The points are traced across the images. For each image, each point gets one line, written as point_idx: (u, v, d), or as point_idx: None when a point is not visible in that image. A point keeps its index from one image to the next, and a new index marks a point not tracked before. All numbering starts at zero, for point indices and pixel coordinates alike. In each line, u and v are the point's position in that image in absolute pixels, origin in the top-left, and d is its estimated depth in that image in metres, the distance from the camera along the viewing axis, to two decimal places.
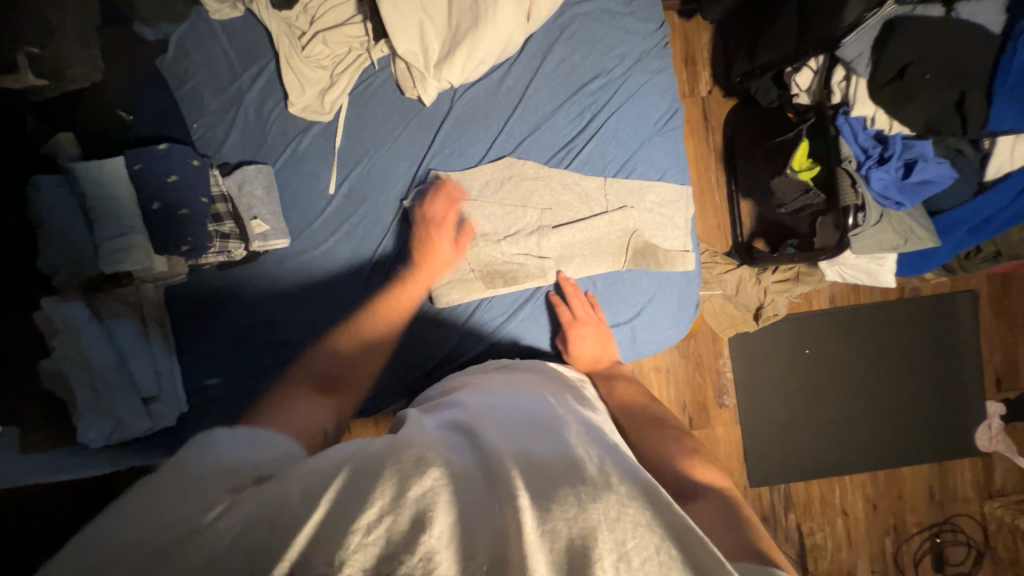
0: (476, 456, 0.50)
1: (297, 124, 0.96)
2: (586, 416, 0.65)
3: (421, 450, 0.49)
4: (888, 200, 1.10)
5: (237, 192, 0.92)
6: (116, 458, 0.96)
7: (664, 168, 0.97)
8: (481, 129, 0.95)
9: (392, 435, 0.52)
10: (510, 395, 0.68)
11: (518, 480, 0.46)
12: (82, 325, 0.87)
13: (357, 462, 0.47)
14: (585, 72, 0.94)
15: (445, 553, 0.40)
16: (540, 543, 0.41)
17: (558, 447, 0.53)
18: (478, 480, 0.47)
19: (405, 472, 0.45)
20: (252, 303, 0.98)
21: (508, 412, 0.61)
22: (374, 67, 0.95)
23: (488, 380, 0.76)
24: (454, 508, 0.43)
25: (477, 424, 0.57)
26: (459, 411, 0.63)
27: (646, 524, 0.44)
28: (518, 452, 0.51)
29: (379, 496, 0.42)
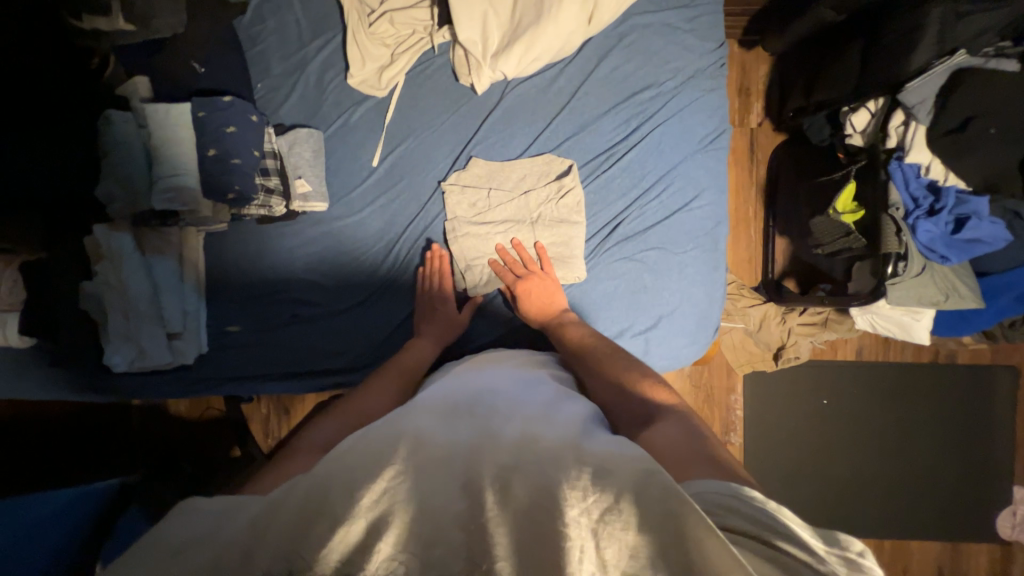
0: (445, 441, 0.52)
1: (353, 96, 1.00)
2: (561, 396, 0.67)
3: (385, 442, 0.51)
4: (933, 253, 1.06)
5: (287, 151, 0.97)
6: (136, 387, 1.01)
7: (703, 186, 0.96)
8: (527, 123, 0.97)
9: (359, 435, 0.54)
10: (487, 384, 0.70)
11: (482, 465, 0.48)
12: (127, 254, 0.93)
13: (312, 476, 0.46)
14: (637, 82, 0.95)
15: (408, 548, 0.41)
16: (505, 515, 0.42)
17: (526, 425, 0.55)
18: (443, 463, 0.48)
19: (362, 474, 0.45)
20: (283, 260, 1.01)
21: (481, 401, 0.63)
22: (434, 52, 0.99)
23: (467, 371, 0.77)
24: (418, 496, 0.44)
25: (447, 416, 0.58)
26: (431, 399, 0.64)
27: (606, 481, 0.45)
28: (486, 439, 0.52)
29: (333, 511, 0.42)
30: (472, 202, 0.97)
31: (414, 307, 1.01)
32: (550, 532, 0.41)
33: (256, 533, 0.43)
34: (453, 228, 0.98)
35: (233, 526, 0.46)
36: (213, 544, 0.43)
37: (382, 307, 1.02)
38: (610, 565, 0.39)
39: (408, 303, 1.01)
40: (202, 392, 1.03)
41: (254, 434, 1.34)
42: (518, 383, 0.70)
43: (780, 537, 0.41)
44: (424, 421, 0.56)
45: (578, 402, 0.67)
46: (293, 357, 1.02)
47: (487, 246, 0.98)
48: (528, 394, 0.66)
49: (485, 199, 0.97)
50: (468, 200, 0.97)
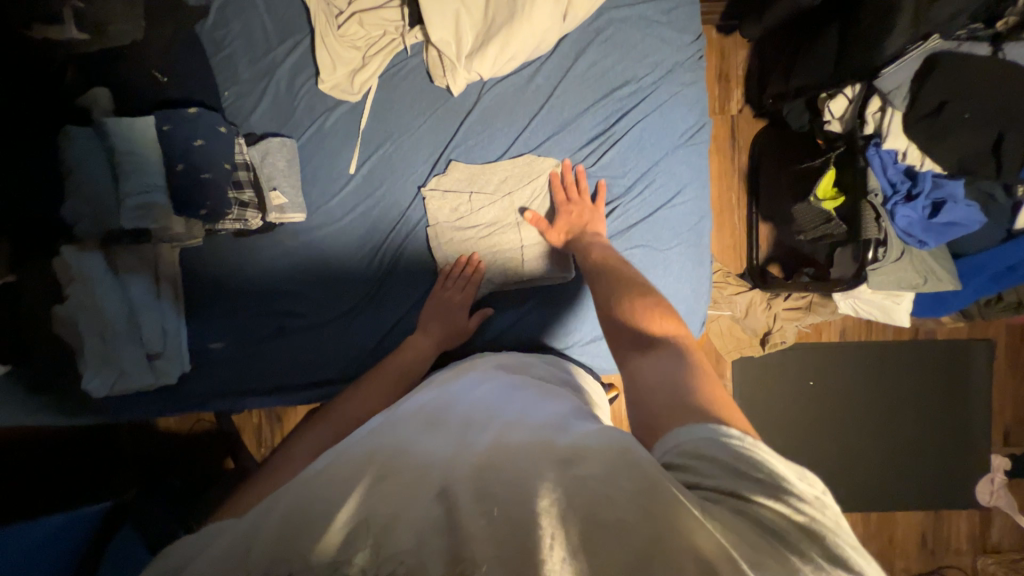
0: (418, 452, 0.50)
1: (325, 101, 0.97)
2: (545, 400, 0.66)
3: (359, 459, 0.50)
4: (911, 237, 1.08)
5: (260, 162, 0.94)
6: (119, 409, 0.99)
7: (686, 181, 0.95)
8: (506, 124, 0.95)
9: (337, 452, 0.53)
10: (469, 393, 0.68)
11: (453, 469, 0.46)
12: (99, 275, 0.89)
13: (296, 490, 0.46)
14: (615, 78, 0.93)
15: (383, 550, 0.39)
16: (476, 510, 0.41)
17: (504, 429, 0.54)
18: (417, 469, 0.47)
19: (337, 493, 0.44)
20: (262, 273, 0.99)
21: (461, 411, 0.62)
22: (406, 53, 0.96)
23: (451, 381, 0.76)
24: (387, 507, 0.42)
25: (425, 426, 0.57)
26: (410, 411, 0.63)
27: (578, 472, 0.43)
28: (460, 446, 0.51)
29: (314, 523, 0.42)
30: (454, 206, 0.96)
31: (399, 314, 1.00)
32: (523, 521, 0.40)
33: (247, 546, 0.42)
34: (436, 233, 0.96)
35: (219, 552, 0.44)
36: (215, 552, 0.43)
37: (368, 316, 1.00)
38: (583, 552, 0.38)
39: (394, 312, 1.00)
40: (188, 411, 1.01)
41: (247, 445, 1.33)
42: (502, 391, 0.69)
43: (758, 494, 0.41)
44: (398, 434, 0.55)
45: (563, 403, 0.66)
46: (278, 369, 1.01)
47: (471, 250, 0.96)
48: (509, 401, 0.65)
49: (467, 203, 0.95)
50: (450, 205, 0.96)
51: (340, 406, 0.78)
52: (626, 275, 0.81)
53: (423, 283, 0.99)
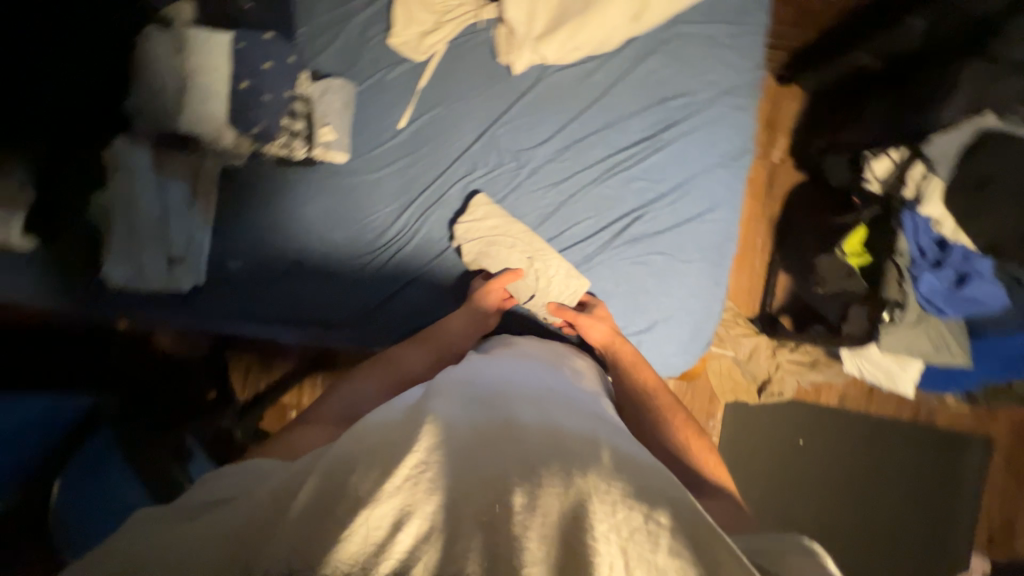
0: (468, 425, 0.51)
1: (390, 55, 0.98)
2: (582, 396, 0.67)
3: (406, 430, 0.49)
4: (931, 305, 1.08)
5: (318, 98, 0.96)
6: (129, 305, 1.01)
7: (719, 201, 0.95)
8: (557, 112, 0.95)
9: (379, 420, 0.52)
10: (509, 372, 0.69)
11: (508, 457, 0.47)
12: (142, 171, 0.93)
13: (334, 457, 0.46)
14: (672, 88, 0.94)
15: (430, 542, 0.41)
16: (531, 518, 0.42)
17: (551, 420, 0.54)
18: (466, 452, 0.47)
19: (382, 467, 0.44)
20: (292, 207, 1.00)
21: (506, 388, 0.62)
22: (478, 26, 0.98)
23: (485, 355, 0.77)
24: (439, 487, 0.43)
25: (470, 401, 0.57)
26: (448, 381, 0.63)
27: (634, 495, 0.44)
28: (511, 429, 0.52)
29: (358, 496, 0.42)
30: (491, 179, 0.97)
31: (416, 272, 1.01)
32: (578, 543, 0.40)
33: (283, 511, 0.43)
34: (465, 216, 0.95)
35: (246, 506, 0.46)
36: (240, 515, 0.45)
37: (384, 271, 1.01)
38: None
39: (411, 270, 1.01)
40: (191, 322, 1.03)
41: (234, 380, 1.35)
42: (541, 377, 0.69)
43: None
44: (448, 400, 0.56)
45: (600, 405, 0.68)
46: (285, 304, 1.02)
47: (485, 248, 0.95)
48: (548, 389, 0.65)
49: (495, 229, 0.95)
50: (485, 178, 0.97)
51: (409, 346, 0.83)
52: (675, 406, 0.79)
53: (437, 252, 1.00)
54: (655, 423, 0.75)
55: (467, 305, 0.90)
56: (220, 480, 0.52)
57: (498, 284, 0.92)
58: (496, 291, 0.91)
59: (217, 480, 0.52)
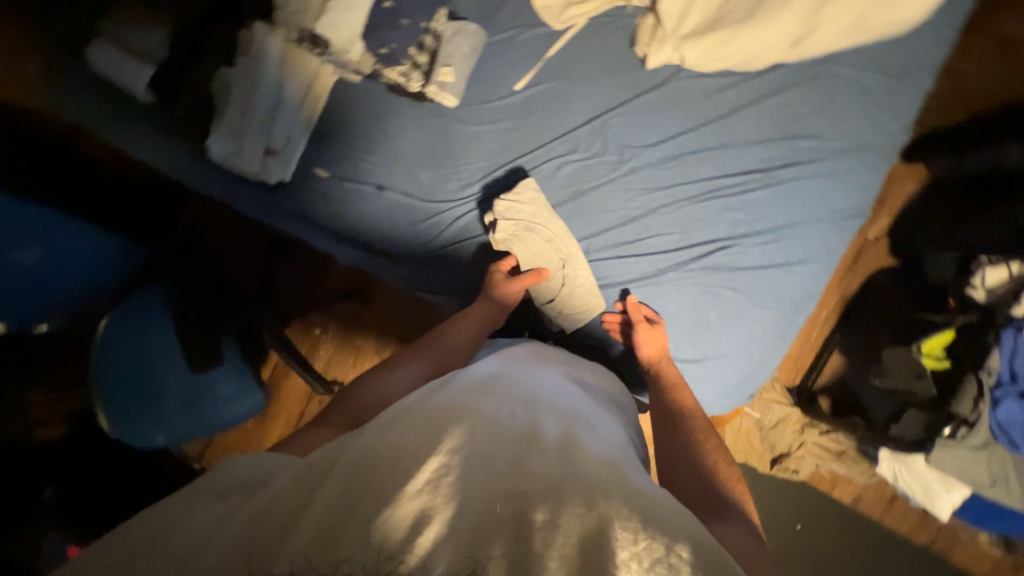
0: (492, 436, 0.53)
1: (528, 17, 0.97)
2: (603, 420, 0.68)
3: (431, 437, 0.51)
4: (1005, 435, 0.99)
5: (448, 37, 0.96)
6: (216, 182, 1.07)
7: (817, 256, 0.87)
8: (674, 119, 0.92)
9: (405, 419, 0.55)
10: (535, 381, 0.71)
11: (528, 476, 0.49)
12: (269, 60, 0.97)
13: (359, 454, 0.50)
14: (804, 127, 0.87)
15: (449, 541, 0.42)
16: (552, 535, 0.43)
17: (573, 446, 0.56)
18: (488, 465, 0.49)
19: (406, 471, 0.47)
20: (389, 136, 1.02)
21: (530, 401, 0.64)
22: (625, 10, 0.94)
23: (511, 356, 0.77)
24: (460, 492, 0.46)
25: (495, 410, 0.58)
26: (474, 384, 0.64)
27: (653, 528, 0.46)
28: (534, 446, 0.54)
29: (384, 495, 0.45)
30: (586, 165, 0.95)
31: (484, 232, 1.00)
32: (599, 564, 0.42)
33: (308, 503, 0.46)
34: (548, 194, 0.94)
35: (258, 497, 0.49)
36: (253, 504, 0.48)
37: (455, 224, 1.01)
38: None
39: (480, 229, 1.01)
40: (267, 213, 1.08)
41: None
42: (563, 394, 0.70)
43: None
44: (473, 405, 0.58)
45: (617, 431, 0.68)
46: (354, 224, 1.05)
47: (560, 230, 0.93)
48: (568, 408, 0.66)
49: (535, 217, 0.91)
50: (581, 163, 0.95)
51: (422, 345, 0.84)
52: (710, 430, 0.77)
53: None
54: (685, 445, 0.74)
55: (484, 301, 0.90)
56: (241, 471, 0.54)
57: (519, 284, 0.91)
58: (514, 291, 0.91)
59: (237, 469, 0.54)
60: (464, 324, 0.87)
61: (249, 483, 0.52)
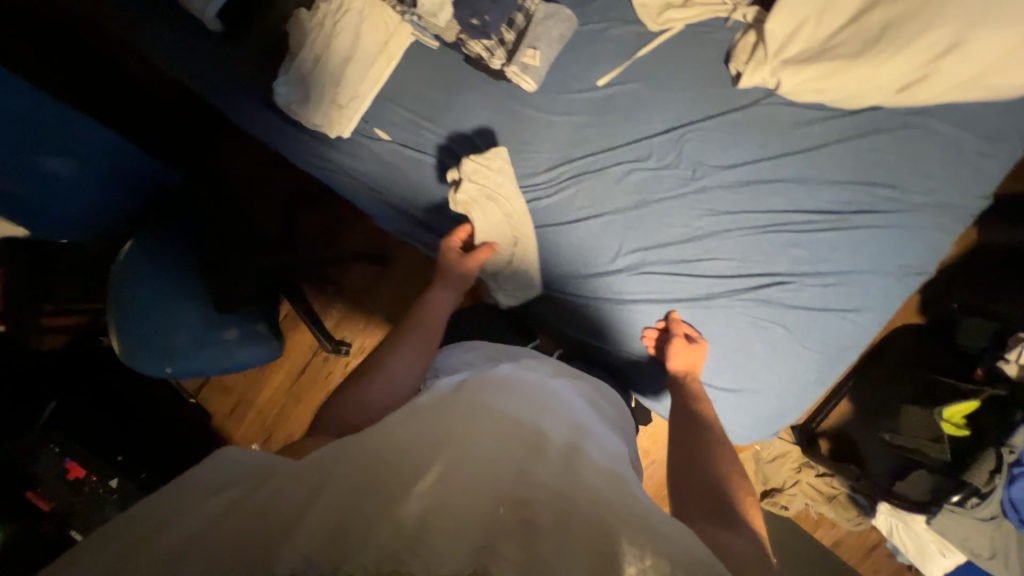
0: (494, 451, 0.52)
1: (623, 12, 0.94)
2: (610, 440, 0.68)
3: (430, 450, 0.50)
4: (1015, 511, 1.00)
5: (540, 19, 0.92)
6: (279, 127, 1.06)
7: (875, 307, 0.86)
8: (755, 144, 0.89)
9: (404, 432, 0.53)
10: (539, 393, 0.69)
11: (537, 485, 0.48)
12: (353, 10, 0.95)
13: (357, 462, 0.48)
14: (888, 176, 0.85)
15: (452, 544, 0.40)
16: (558, 548, 0.41)
17: (578, 464, 0.54)
18: (489, 479, 0.47)
19: (405, 481, 0.45)
20: (459, 109, 1.00)
21: (534, 414, 0.62)
22: (724, 22, 0.91)
23: (517, 368, 0.76)
24: (459, 500, 0.44)
25: (496, 423, 0.57)
26: (476, 394, 0.63)
27: (662, 547, 0.44)
28: (537, 458, 0.52)
29: (383, 503, 0.43)
30: (655, 175, 0.93)
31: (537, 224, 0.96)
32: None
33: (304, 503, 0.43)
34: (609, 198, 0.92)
35: (251, 496, 0.45)
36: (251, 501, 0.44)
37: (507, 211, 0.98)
38: None
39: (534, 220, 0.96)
40: (321, 165, 1.08)
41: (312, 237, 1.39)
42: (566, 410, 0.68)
43: None
44: (473, 419, 0.57)
45: (618, 449, 0.66)
46: (408, 194, 1.03)
47: (619, 239, 0.93)
48: (571, 425, 0.64)
49: (495, 186, 0.94)
50: (650, 172, 0.93)
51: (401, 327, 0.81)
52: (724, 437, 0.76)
53: (565, 216, 0.95)
54: (700, 446, 0.72)
55: (444, 279, 0.87)
56: (241, 465, 0.51)
57: (471, 259, 0.90)
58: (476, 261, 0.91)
59: (235, 465, 0.51)
60: (443, 298, 0.86)
61: (244, 479, 0.48)
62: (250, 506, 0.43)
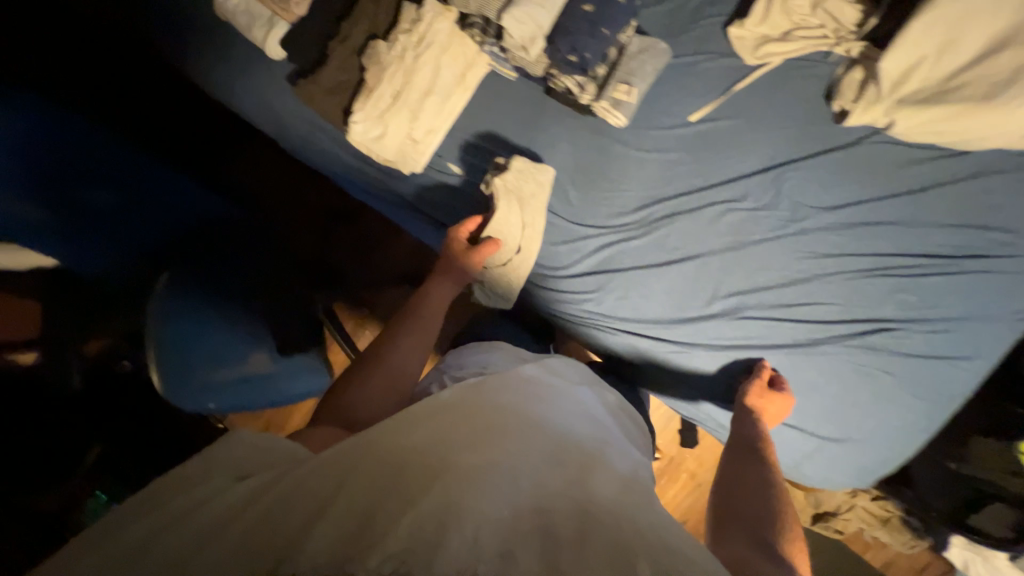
0: (507, 455, 0.49)
1: (717, 45, 0.90)
2: (634, 451, 0.66)
3: (444, 451, 0.48)
4: None
5: (631, 53, 0.88)
6: (349, 163, 1.03)
7: (985, 354, 0.83)
8: (857, 184, 0.86)
9: (420, 429, 0.51)
10: (562, 399, 0.66)
11: (554, 496, 0.47)
12: (433, 43, 0.90)
13: (372, 461, 0.46)
14: (999, 219, 0.82)
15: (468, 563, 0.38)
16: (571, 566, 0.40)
17: (598, 473, 0.51)
18: (501, 486, 0.46)
19: (421, 487, 0.44)
20: (540, 144, 0.95)
21: (556, 421, 0.59)
22: (826, 56, 0.87)
23: (540, 368, 0.72)
24: (471, 510, 0.42)
25: (513, 423, 0.54)
26: (495, 392, 0.60)
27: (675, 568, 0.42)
28: (552, 468, 0.50)
29: (402, 511, 0.41)
30: (752, 216, 0.89)
31: (626, 266, 0.92)
32: None
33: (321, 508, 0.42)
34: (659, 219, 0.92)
35: (265, 492, 0.44)
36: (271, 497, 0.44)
37: (594, 253, 0.93)
38: None
39: (623, 263, 0.93)
40: (392, 203, 1.04)
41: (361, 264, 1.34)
42: (588, 417, 0.65)
43: None
44: (491, 418, 0.54)
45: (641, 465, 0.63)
46: None
47: (714, 282, 0.90)
48: (597, 435, 0.61)
49: (529, 193, 0.91)
50: (746, 212, 0.89)
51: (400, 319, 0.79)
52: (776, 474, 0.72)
53: (655, 258, 0.92)
54: (744, 485, 0.70)
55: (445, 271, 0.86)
56: (261, 453, 0.51)
57: (473, 257, 0.87)
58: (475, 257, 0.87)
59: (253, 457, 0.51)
60: (440, 293, 0.84)
61: (270, 467, 0.50)
62: (260, 500, 0.43)
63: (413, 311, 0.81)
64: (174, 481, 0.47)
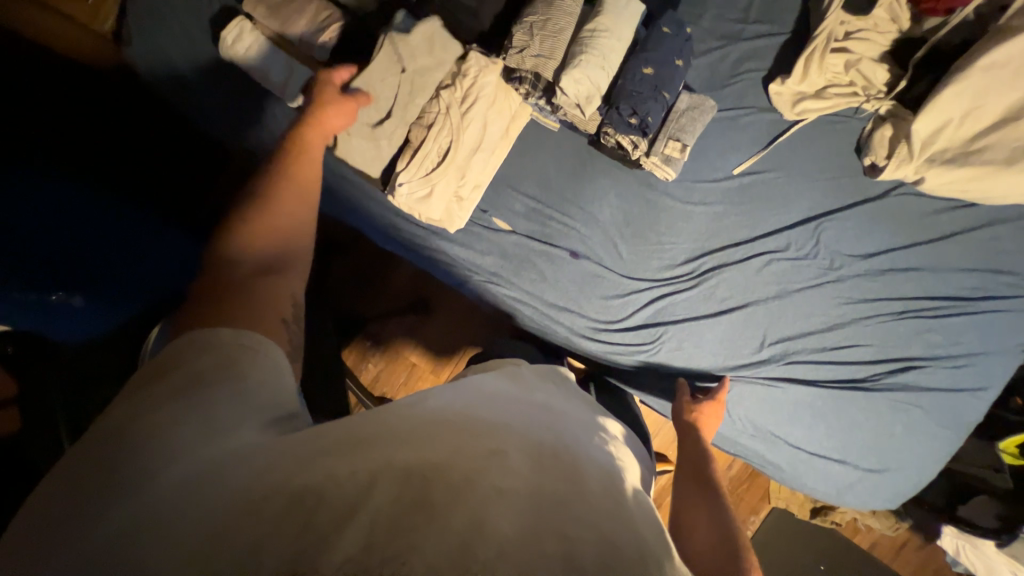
0: (535, 455, 0.38)
1: (757, 99, 0.93)
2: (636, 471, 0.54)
3: (464, 444, 0.36)
4: None
5: (679, 110, 0.89)
6: (383, 219, 0.95)
7: (994, 383, 0.94)
8: (888, 231, 0.92)
9: (427, 423, 0.38)
10: (575, 407, 0.54)
11: (587, 501, 0.35)
12: (482, 98, 0.85)
13: (367, 451, 0.34)
14: (1007, 262, 0.91)
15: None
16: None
17: (623, 494, 0.40)
18: (535, 483, 0.34)
19: (443, 478, 0.32)
20: (588, 196, 0.93)
21: (574, 428, 0.47)
22: (855, 111, 0.92)
23: (547, 379, 0.59)
24: (498, 516, 0.30)
25: (536, 422, 0.43)
26: (509, 392, 0.48)
27: None
28: (581, 474, 0.38)
29: (413, 507, 0.29)
30: (795, 264, 0.93)
31: (679, 317, 0.94)
32: None
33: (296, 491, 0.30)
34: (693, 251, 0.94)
35: (219, 475, 0.32)
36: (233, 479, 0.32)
37: (648, 305, 0.94)
38: None
39: (675, 314, 0.94)
40: (430, 265, 0.97)
41: (377, 306, 1.25)
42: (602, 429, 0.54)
43: None
44: (510, 416, 0.42)
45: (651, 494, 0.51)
46: (537, 292, 0.95)
47: (762, 329, 0.94)
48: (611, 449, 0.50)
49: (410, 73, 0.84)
50: (790, 261, 0.93)
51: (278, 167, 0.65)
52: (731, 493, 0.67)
53: (706, 309, 0.94)
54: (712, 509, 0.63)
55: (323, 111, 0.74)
56: (259, 385, 0.41)
57: (347, 103, 0.76)
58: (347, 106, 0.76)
59: (254, 376, 0.42)
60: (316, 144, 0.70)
61: (210, 442, 0.36)
62: (244, 455, 0.34)
63: (295, 161, 0.66)
64: (99, 448, 0.36)
